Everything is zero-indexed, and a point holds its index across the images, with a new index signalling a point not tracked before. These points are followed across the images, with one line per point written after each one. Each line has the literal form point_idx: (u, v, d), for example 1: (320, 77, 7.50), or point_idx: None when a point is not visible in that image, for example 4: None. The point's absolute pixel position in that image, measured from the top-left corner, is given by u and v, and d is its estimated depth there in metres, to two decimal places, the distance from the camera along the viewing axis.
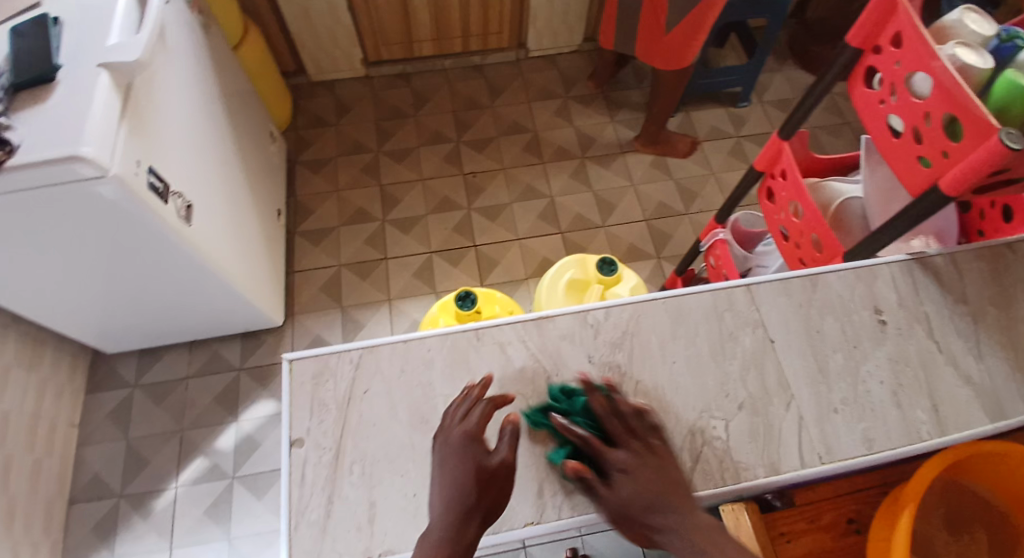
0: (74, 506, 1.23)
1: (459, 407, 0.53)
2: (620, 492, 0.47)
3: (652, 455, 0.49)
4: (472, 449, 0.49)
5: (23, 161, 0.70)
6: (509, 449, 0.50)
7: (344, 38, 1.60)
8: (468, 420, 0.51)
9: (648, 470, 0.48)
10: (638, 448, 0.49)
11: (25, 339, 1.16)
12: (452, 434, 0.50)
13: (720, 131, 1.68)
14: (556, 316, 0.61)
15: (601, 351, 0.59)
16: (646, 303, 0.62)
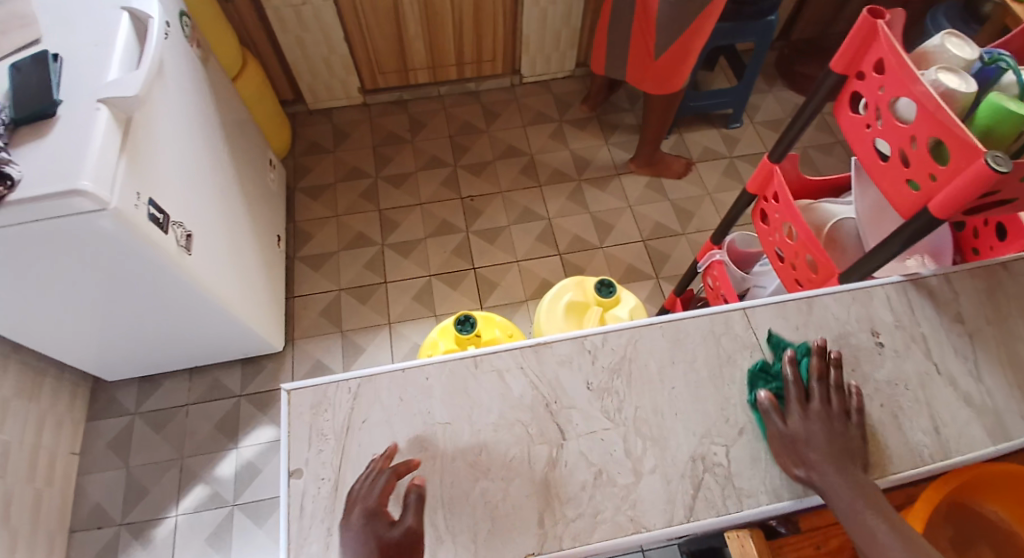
0: (74, 537, 1.21)
1: (363, 483, 0.51)
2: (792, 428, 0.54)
3: (841, 420, 0.55)
4: (374, 524, 0.49)
5: (25, 196, 0.71)
6: (415, 516, 0.49)
7: (340, 67, 1.63)
8: (371, 494, 0.50)
9: (830, 426, 0.54)
10: (832, 408, 0.55)
11: (25, 371, 1.16)
12: (354, 514, 0.49)
13: (714, 151, 1.70)
14: (554, 342, 0.61)
15: (599, 375, 0.59)
16: (644, 328, 0.62)
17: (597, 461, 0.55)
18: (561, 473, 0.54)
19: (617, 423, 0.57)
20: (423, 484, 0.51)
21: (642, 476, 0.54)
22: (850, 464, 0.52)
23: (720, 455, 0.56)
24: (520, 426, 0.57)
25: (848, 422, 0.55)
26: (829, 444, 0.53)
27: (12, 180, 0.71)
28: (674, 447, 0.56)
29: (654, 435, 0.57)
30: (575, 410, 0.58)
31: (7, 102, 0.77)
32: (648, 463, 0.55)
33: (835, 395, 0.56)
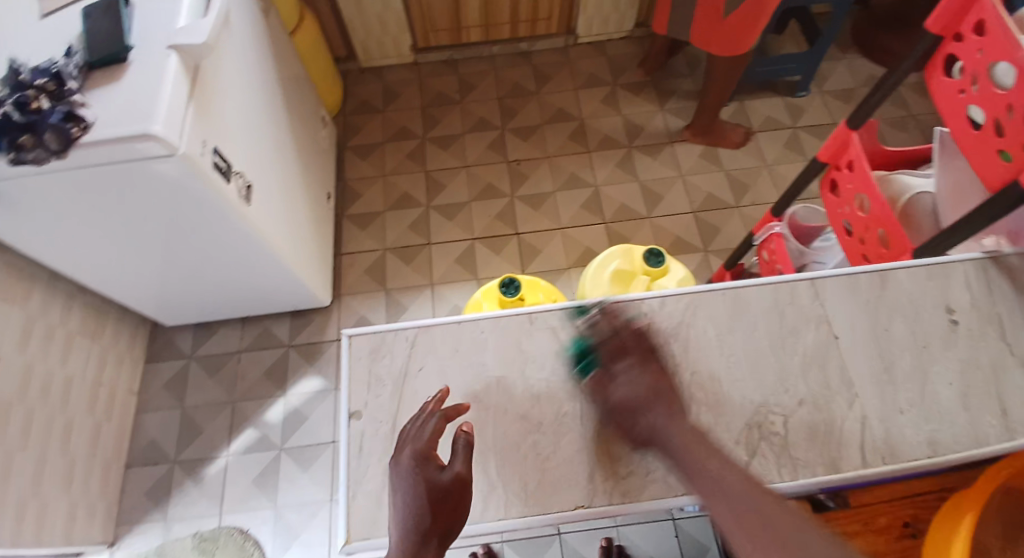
0: (130, 470, 1.30)
1: (415, 424, 0.52)
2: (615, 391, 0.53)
3: (653, 370, 0.54)
4: (424, 468, 0.48)
5: (99, 138, 0.74)
6: (463, 463, 0.49)
7: (393, 24, 1.61)
8: (420, 438, 0.50)
9: (648, 378, 0.53)
10: (642, 362, 0.54)
11: (89, 310, 1.23)
12: (405, 454, 0.50)
13: (776, 121, 1.62)
14: (611, 304, 0.61)
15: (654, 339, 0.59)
16: (704, 295, 0.61)
17: None
18: (612, 433, 0.55)
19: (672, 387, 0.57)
20: (472, 432, 0.50)
21: None
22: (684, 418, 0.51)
23: (777, 425, 0.54)
24: (573, 383, 0.57)
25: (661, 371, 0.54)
26: (653, 397, 0.52)
27: (86, 122, 0.75)
28: (730, 414, 0.55)
29: (709, 400, 0.56)
30: None
31: (81, 45, 0.80)
32: (701, 428, 0.54)
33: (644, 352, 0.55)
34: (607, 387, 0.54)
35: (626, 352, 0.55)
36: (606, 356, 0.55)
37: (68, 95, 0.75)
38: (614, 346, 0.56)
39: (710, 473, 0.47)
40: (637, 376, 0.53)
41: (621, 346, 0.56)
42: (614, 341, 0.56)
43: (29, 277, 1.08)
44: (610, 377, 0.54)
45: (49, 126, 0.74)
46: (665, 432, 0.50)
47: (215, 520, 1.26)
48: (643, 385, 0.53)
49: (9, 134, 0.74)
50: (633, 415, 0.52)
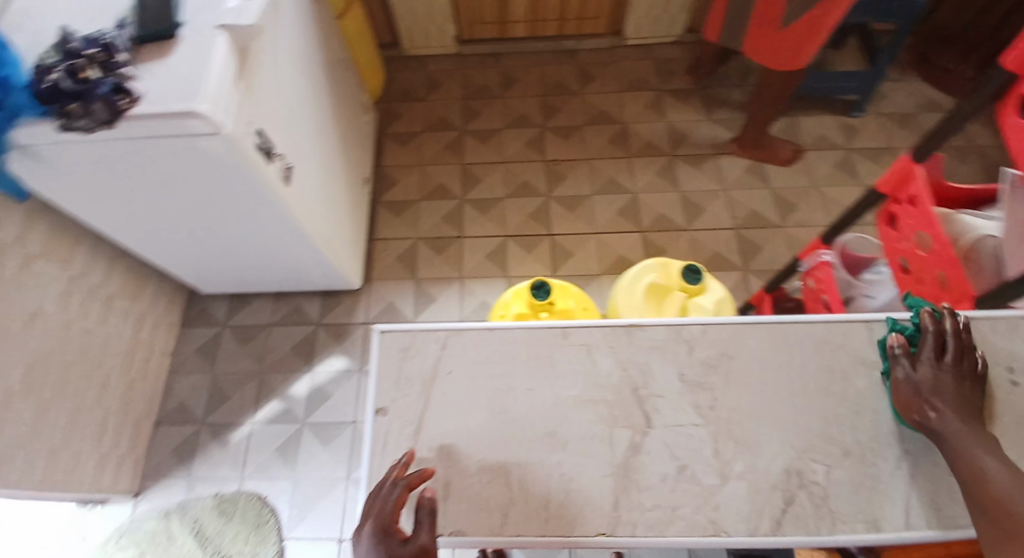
0: (160, 427, 1.35)
1: (378, 494, 0.50)
2: (920, 372, 0.54)
3: (970, 378, 0.54)
4: (387, 542, 0.47)
5: (144, 111, 0.75)
6: (429, 532, 0.47)
7: (439, 12, 1.60)
8: (384, 510, 0.48)
9: (961, 382, 0.53)
10: (962, 366, 0.54)
11: (129, 275, 1.27)
12: (365, 530, 0.48)
13: (828, 141, 1.56)
14: (649, 326, 0.60)
15: (691, 370, 0.58)
16: (751, 327, 0.60)
17: (682, 456, 0.54)
18: (640, 463, 0.54)
19: (708, 421, 0.56)
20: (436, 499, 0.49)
21: (728, 480, 0.53)
22: (976, 421, 0.51)
23: (819, 473, 0.54)
24: (601, 406, 0.56)
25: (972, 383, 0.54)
26: (957, 396, 0.52)
27: (135, 95, 0.76)
28: (769, 457, 0.54)
29: (745, 439, 0.55)
30: (662, 398, 0.56)
31: (133, 18, 0.81)
32: (736, 468, 0.54)
33: (968, 360, 0.54)
34: (910, 369, 0.55)
35: (958, 353, 0.55)
36: (932, 345, 0.55)
37: (116, 67, 0.76)
38: (951, 345, 0.55)
39: (978, 456, 0.48)
40: (946, 372, 0.53)
41: (957, 350, 0.55)
42: (952, 341, 0.55)
43: (74, 238, 1.12)
44: (924, 363, 0.54)
45: (98, 97, 0.75)
46: (957, 423, 0.50)
47: (235, 483, 1.29)
48: (958, 387, 0.53)
49: (63, 103, 0.76)
50: (924, 400, 0.53)
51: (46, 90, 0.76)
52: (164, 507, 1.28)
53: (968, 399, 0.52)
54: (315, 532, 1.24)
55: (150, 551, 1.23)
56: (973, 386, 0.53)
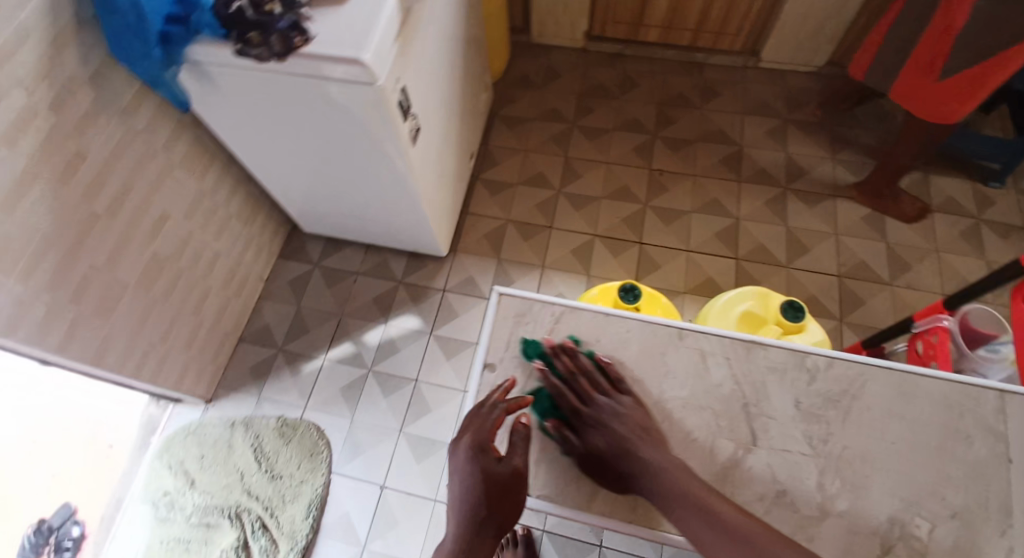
0: (241, 344, 1.45)
1: (480, 414, 0.66)
2: (594, 443, 0.65)
3: (621, 406, 0.66)
4: (485, 456, 0.63)
5: (314, 51, 0.80)
6: (520, 458, 0.64)
7: (576, 5, 1.61)
8: (484, 428, 0.65)
9: (622, 418, 0.65)
10: (607, 397, 0.67)
11: (247, 200, 1.37)
12: (466, 442, 0.64)
13: (958, 205, 1.46)
14: (771, 348, 0.71)
15: (810, 402, 0.68)
16: (881, 371, 0.69)
17: (784, 481, 0.64)
18: (740, 475, 0.65)
19: (819, 454, 0.65)
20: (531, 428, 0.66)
21: (828, 515, 0.62)
22: (658, 450, 0.62)
23: (921, 527, 0.61)
24: (711, 413, 0.68)
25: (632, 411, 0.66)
26: (625, 434, 0.64)
27: (309, 35, 0.81)
28: (875, 504, 0.63)
29: (856, 481, 0.64)
30: (772, 420, 0.67)
31: None
32: (839, 505, 0.63)
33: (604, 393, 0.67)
34: (582, 437, 0.66)
35: (595, 394, 0.67)
36: (575, 401, 0.67)
37: (297, 6, 0.82)
38: (581, 387, 0.68)
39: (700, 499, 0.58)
40: (609, 424, 0.65)
41: (593, 383, 0.68)
42: (582, 379, 0.68)
43: (210, 156, 1.22)
44: (584, 420, 0.66)
45: (276, 31, 0.81)
46: (650, 458, 0.62)
47: (299, 410, 1.37)
48: (622, 427, 0.64)
49: (241, 31, 0.82)
50: (616, 460, 0.63)
51: (229, 14, 0.82)
52: (231, 418, 1.37)
53: (642, 428, 0.64)
54: (362, 474, 1.30)
55: (212, 455, 1.32)
56: (635, 410, 0.66)
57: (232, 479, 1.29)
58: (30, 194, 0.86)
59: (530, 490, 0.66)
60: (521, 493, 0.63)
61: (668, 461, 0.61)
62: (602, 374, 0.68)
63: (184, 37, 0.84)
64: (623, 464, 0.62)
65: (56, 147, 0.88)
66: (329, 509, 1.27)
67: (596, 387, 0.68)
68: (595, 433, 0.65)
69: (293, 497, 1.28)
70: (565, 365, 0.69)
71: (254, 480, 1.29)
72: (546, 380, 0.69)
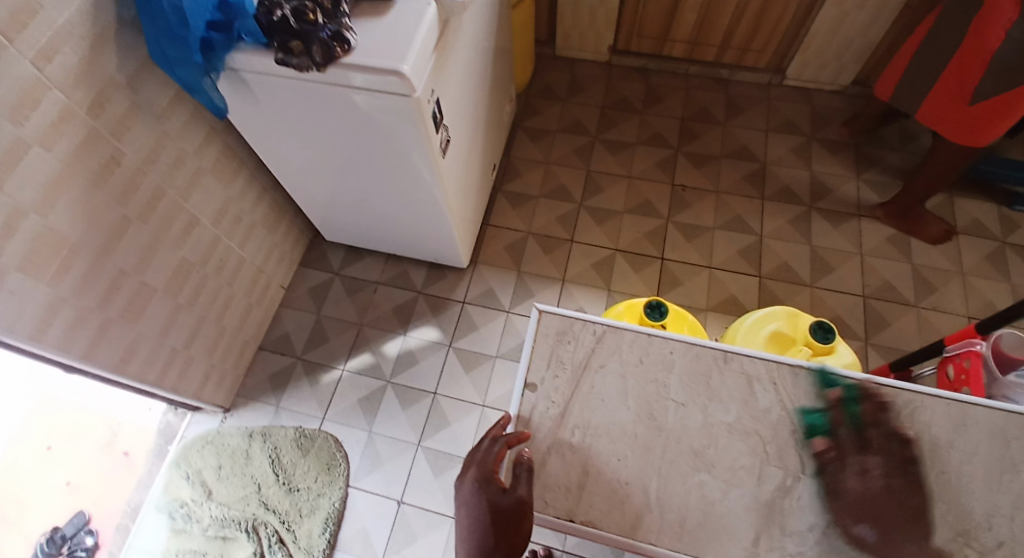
0: (262, 351, 1.45)
1: (482, 449, 0.67)
2: (854, 486, 0.64)
3: (899, 475, 0.65)
4: (488, 489, 0.64)
5: (355, 62, 0.81)
6: (524, 488, 0.63)
7: (603, 20, 1.63)
8: (486, 463, 0.65)
9: (890, 485, 0.64)
10: (893, 462, 0.65)
11: (273, 208, 1.38)
12: (470, 476, 0.65)
13: (985, 228, 1.45)
14: (820, 373, 0.70)
15: (873, 431, 0.67)
16: (928, 397, 0.69)
17: (834, 512, 0.64)
18: (789, 504, 0.64)
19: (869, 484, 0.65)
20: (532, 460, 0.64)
21: (879, 547, 0.62)
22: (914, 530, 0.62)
23: None
24: (757, 438, 0.67)
25: (905, 484, 0.64)
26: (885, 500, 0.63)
27: (349, 45, 0.82)
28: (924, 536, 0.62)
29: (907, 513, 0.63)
30: (821, 448, 0.67)
31: None
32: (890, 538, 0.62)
33: (889, 456, 0.65)
34: (844, 475, 0.65)
35: (876, 450, 0.66)
36: (854, 445, 0.66)
37: (339, 17, 0.82)
38: (871, 437, 0.67)
39: None
40: (875, 480, 0.64)
41: (882, 442, 0.66)
42: (877, 431, 0.67)
43: (239, 163, 1.23)
44: (850, 465, 0.65)
45: (318, 40, 0.81)
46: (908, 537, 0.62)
47: (317, 422, 1.37)
48: (889, 495, 0.63)
49: (283, 40, 0.83)
50: (863, 515, 0.63)
51: (270, 23, 0.83)
52: (250, 427, 1.37)
53: (905, 501, 0.63)
54: (380, 486, 1.29)
55: (230, 465, 1.32)
56: (906, 481, 0.64)
57: (250, 491, 1.29)
58: (66, 196, 0.86)
59: (572, 515, 0.65)
60: (527, 524, 0.62)
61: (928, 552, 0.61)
62: (901, 442, 0.66)
63: (224, 43, 0.86)
64: (872, 523, 0.62)
65: (92, 149, 0.89)
66: (345, 522, 1.27)
67: (885, 447, 0.66)
68: (858, 479, 0.64)
69: (309, 511, 1.27)
70: (873, 415, 0.68)
71: (272, 492, 1.29)
72: (836, 412, 0.67)
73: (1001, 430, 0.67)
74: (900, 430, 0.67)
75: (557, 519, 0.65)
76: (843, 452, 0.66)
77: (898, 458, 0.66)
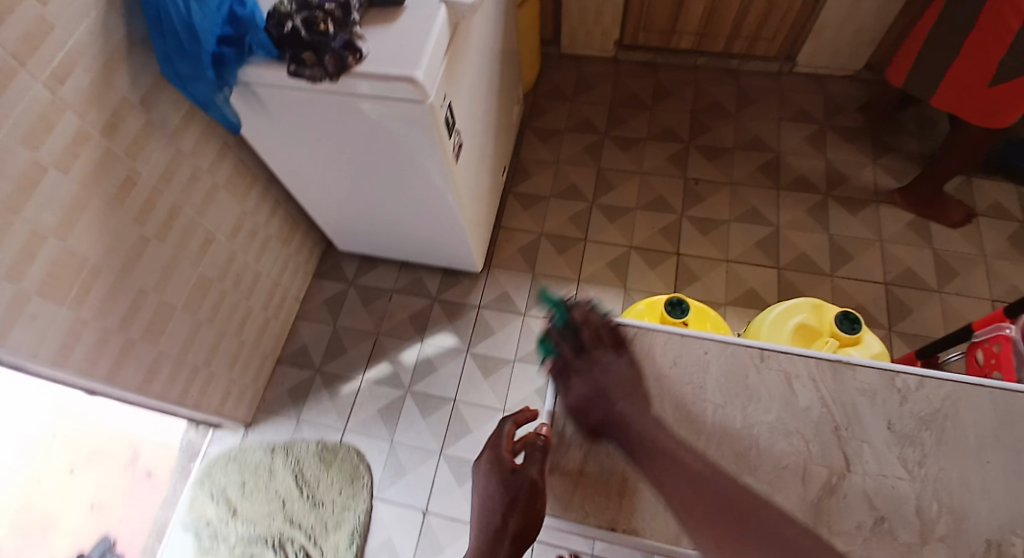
0: (279, 366, 1.45)
1: (497, 434, 0.73)
2: (579, 380, 0.69)
3: (616, 359, 0.70)
4: (500, 468, 0.69)
5: (366, 70, 0.81)
6: (535, 467, 0.66)
7: (609, 16, 1.61)
8: (499, 445, 0.71)
9: (612, 370, 0.69)
10: (604, 348, 0.71)
11: (286, 220, 1.38)
12: (485, 457, 0.71)
13: (1006, 210, 1.42)
14: (861, 368, 0.70)
15: (919, 426, 0.66)
16: (974, 390, 0.68)
17: (882, 509, 0.62)
18: (836, 504, 0.63)
19: (915, 478, 0.64)
20: (547, 436, 0.67)
21: (929, 543, 0.61)
22: (642, 405, 0.65)
23: None
24: (799, 438, 0.66)
25: (623, 368, 0.69)
26: (612, 384, 0.67)
27: (361, 54, 0.82)
28: (978, 530, 0.61)
29: (957, 507, 0.62)
30: (865, 445, 0.66)
31: None
32: (940, 532, 0.61)
33: (598, 343, 0.71)
34: (568, 374, 0.70)
35: (593, 343, 0.71)
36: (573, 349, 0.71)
37: (350, 25, 0.81)
38: (920, 435, 0.66)
39: (674, 453, 0.60)
40: (597, 372, 0.68)
41: (594, 336, 0.72)
42: (588, 329, 0.72)
43: (252, 177, 1.23)
44: (576, 366, 0.70)
45: (330, 50, 0.81)
46: (623, 407, 0.65)
47: (338, 433, 1.37)
48: (610, 379, 0.68)
49: (297, 52, 0.83)
50: (594, 402, 0.67)
51: (281, 34, 0.83)
52: (272, 442, 1.37)
53: (629, 382, 0.68)
54: (404, 497, 1.29)
55: (253, 481, 1.33)
56: (625, 366, 0.69)
57: (275, 506, 1.30)
58: (85, 218, 0.86)
59: (614, 524, 0.65)
60: (539, 504, 0.65)
61: (643, 417, 0.64)
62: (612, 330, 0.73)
63: (236, 58, 0.86)
64: (595, 407, 0.66)
65: (107, 168, 0.89)
66: (372, 534, 1.27)
67: (598, 338, 0.72)
68: (583, 373, 0.69)
69: (336, 525, 1.27)
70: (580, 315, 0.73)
71: (296, 508, 1.29)
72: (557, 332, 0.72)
73: None
74: (607, 323, 0.73)
75: (599, 530, 0.65)
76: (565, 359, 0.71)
77: (608, 345, 0.71)
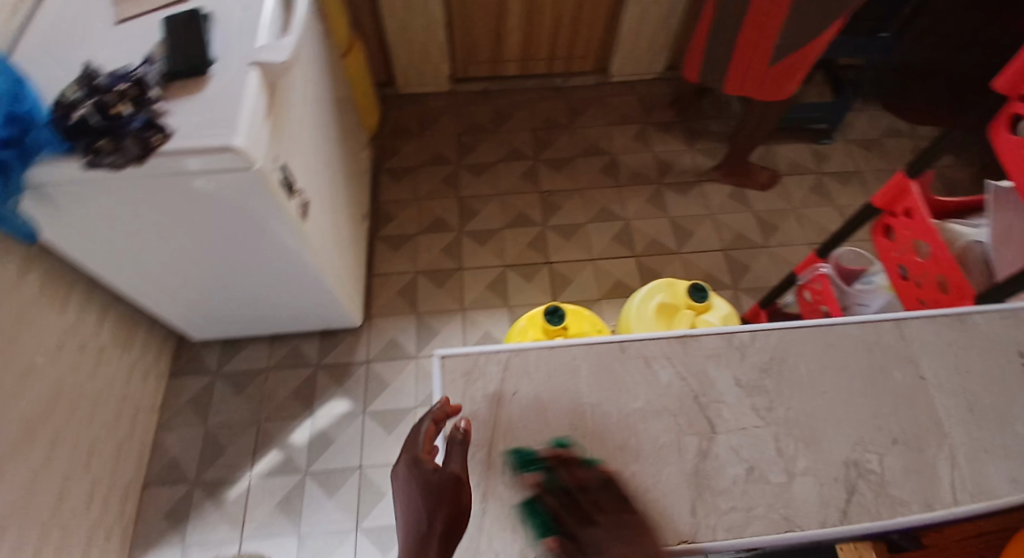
0: (149, 489, 1.28)
1: (413, 431, 0.67)
2: None
3: (630, 525, 0.61)
4: (421, 469, 0.63)
5: (175, 146, 0.76)
6: (457, 463, 0.63)
7: (435, 52, 1.66)
8: (416, 445, 0.66)
9: (629, 543, 0.59)
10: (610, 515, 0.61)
11: (121, 322, 1.24)
12: (402, 461, 0.65)
13: (803, 166, 1.67)
14: (702, 337, 0.77)
15: (760, 375, 0.75)
16: (796, 332, 0.78)
17: (750, 459, 0.69)
18: (712, 466, 0.69)
19: (769, 422, 0.72)
20: (469, 431, 0.66)
21: (795, 477, 0.68)
22: None
23: (873, 462, 0.69)
24: (668, 413, 0.72)
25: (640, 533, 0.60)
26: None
27: (167, 131, 0.77)
28: (829, 452, 0.70)
29: (809, 437, 0.71)
30: (722, 404, 0.73)
31: (161, 55, 0.83)
32: (801, 464, 0.69)
33: (601, 507, 0.62)
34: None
35: (596, 510, 0.62)
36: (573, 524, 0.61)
37: (149, 103, 0.78)
38: (764, 382, 0.74)
39: None
40: (613, 547, 0.58)
41: (594, 502, 0.62)
42: (588, 494, 0.63)
43: (67, 286, 1.08)
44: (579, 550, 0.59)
45: (129, 133, 0.77)
46: None
47: (233, 546, 1.23)
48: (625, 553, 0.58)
49: (89, 140, 0.77)
50: None
51: (71, 126, 0.76)
52: None
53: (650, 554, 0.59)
54: None
55: None
56: (640, 531, 0.60)
57: None
58: None
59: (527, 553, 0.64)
60: (465, 498, 0.62)
61: None
62: (609, 480, 0.65)
63: (20, 161, 0.75)
64: None
65: None
66: None
67: (598, 501, 0.62)
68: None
69: None
70: (572, 476, 0.64)
71: None
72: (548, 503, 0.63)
73: (857, 338, 0.78)
74: (602, 476, 0.65)
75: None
76: (568, 536, 0.60)
77: (616, 508, 0.62)
